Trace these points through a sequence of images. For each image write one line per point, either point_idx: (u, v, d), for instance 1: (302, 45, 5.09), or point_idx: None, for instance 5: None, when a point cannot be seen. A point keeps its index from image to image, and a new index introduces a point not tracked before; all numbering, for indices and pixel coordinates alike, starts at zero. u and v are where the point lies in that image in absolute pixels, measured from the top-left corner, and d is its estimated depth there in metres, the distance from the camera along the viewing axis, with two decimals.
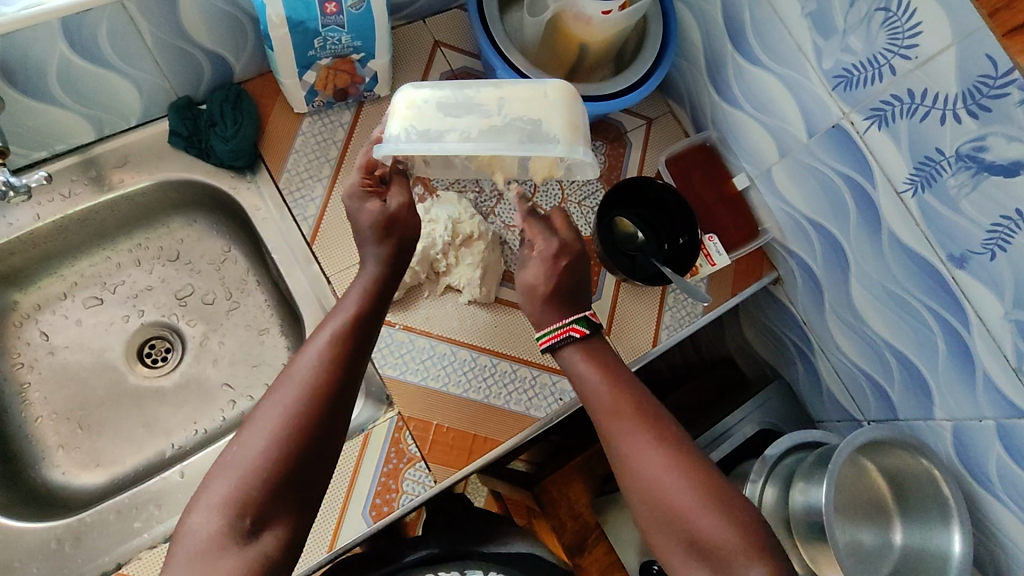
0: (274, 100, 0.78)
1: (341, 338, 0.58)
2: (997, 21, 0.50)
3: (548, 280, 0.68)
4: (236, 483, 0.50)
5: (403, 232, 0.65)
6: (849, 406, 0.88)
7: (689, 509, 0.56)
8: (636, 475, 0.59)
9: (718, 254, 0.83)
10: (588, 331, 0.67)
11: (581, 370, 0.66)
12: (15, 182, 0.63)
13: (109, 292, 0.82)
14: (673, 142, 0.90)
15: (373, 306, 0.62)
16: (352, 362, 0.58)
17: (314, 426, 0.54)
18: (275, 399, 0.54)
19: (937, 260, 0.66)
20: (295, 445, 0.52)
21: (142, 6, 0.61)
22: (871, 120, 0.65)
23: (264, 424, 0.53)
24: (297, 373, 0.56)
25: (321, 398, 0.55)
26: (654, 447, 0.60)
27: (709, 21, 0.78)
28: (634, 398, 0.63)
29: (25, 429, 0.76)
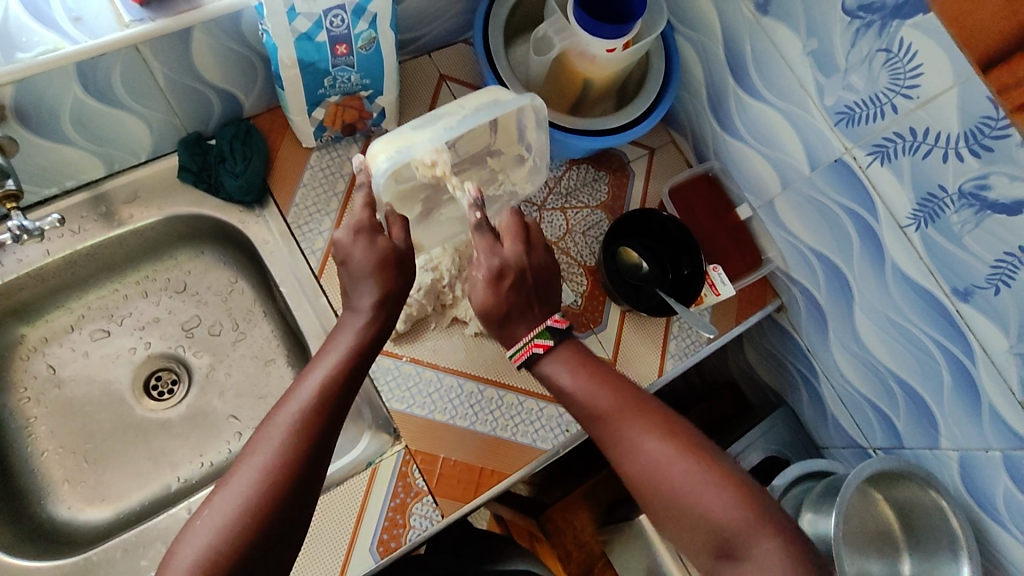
0: (283, 134, 0.79)
1: (328, 387, 0.57)
2: (1007, 99, 0.53)
3: (489, 300, 0.62)
4: (211, 542, 0.49)
5: (399, 275, 0.62)
6: (854, 434, 0.88)
7: (695, 495, 0.54)
8: (637, 476, 0.57)
9: (723, 285, 0.82)
10: (553, 342, 0.62)
11: (560, 375, 0.62)
12: (29, 227, 0.63)
13: (116, 324, 0.83)
14: (675, 171, 0.91)
15: (363, 353, 0.60)
16: (336, 412, 0.57)
17: (292, 481, 0.52)
18: (255, 456, 0.53)
19: (941, 293, 0.66)
20: (271, 502, 0.51)
21: (155, 50, 0.62)
22: (873, 156, 0.66)
23: (244, 479, 0.51)
24: (277, 428, 0.54)
25: (300, 451, 0.53)
26: (650, 437, 0.57)
27: (711, 56, 0.79)
28: (625, 393, 0.60)
29: (30, 464, 0.76)
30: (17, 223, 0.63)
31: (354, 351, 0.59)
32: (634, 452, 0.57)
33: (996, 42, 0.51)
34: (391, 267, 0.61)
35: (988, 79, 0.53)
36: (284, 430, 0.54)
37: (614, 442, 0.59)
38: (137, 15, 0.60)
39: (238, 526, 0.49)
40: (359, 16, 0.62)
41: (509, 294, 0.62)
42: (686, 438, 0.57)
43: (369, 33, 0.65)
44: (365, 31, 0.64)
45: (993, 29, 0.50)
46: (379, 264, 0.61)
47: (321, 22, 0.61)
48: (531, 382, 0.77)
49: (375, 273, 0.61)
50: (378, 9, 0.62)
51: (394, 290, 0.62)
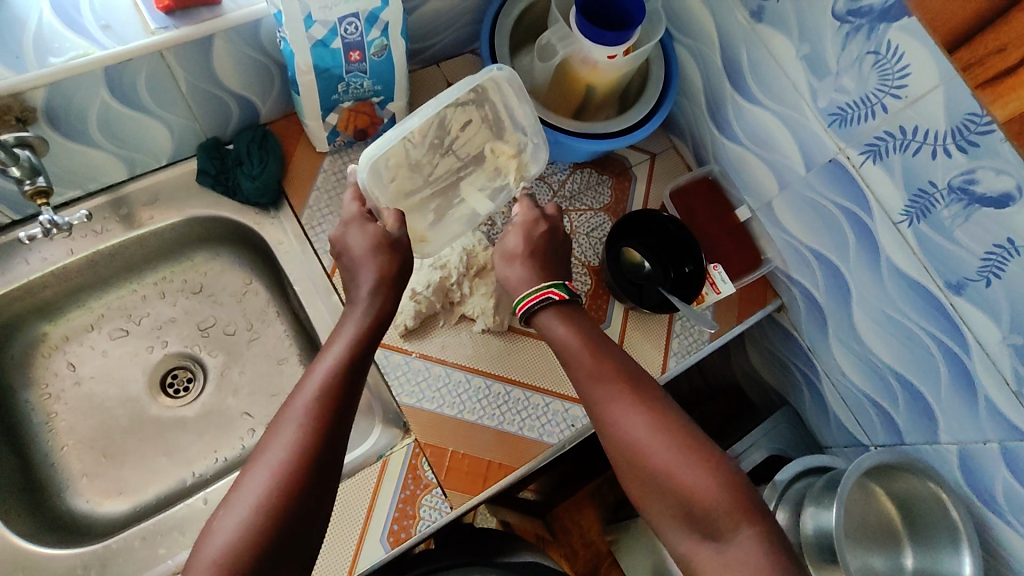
0: (297, 140, 0.82)
1: (339, 372, 0.59)
2: (970, 76, 0.56)
3: (525, 244, 0.70)
4: (238, 529, 0.50)
5: (395, 258, 0.66)
6: (855, 431, 0.90)
7: (673, 468, 0.56)
8: (619, 441, 0.59)
9: (724, 282, 0.85)
10: (567, 295, 0.66)
11: (559, 333, 0.65)
12: (58, 221, 0.66)
13: (134, 324, 0.85)
14: (676, 175, 0.94)
15: (367, 338, 0.62)
16: (348, 395, 0.59)
17: (312, 463, 0.54)
18: (274, 442, 0.54)
19: (935, 287, 0.68)
20: (293, 485, 0.52)
21: (179, 56, 0.65)
22: (866, 154, 0.68)
23: (265, 465, 0.53)
24: (292, 414, 0.56)
25: (315, 434, 0.55)
26: (636, 407, 0.60)
27: (709, 63, 0.82)
28: (618, 364, 0.63)
29: (50, 458, 0.78)
30: (48, 219, 0.66)
31: (359, 338, 0.62)
32: (618, 419, 0.60)
33: (960, 22, 0.54)
34: (387, 252, 0.66)
35: (954, 59, 0.56)
36: (300, 415, 0.56)
37: (601, 406, 0.61)
38: (163, 23, 0.63)
39: (264, 510, 0.51)
40: (372, 24, 0.66)
41: (539, 237, 0.71)
42: (671, 414, 0.60)
43: (381, 40, 0.68)
44: (378, 38, 0.67)
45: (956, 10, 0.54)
46: (376, 250, 0.65)
47: (337, 29, 0.65)
48: (537, 378, 0.79)
49: (373, 259, 0.65)
50: (390, 17, 0.66)
51: (393, 273, 0.65)
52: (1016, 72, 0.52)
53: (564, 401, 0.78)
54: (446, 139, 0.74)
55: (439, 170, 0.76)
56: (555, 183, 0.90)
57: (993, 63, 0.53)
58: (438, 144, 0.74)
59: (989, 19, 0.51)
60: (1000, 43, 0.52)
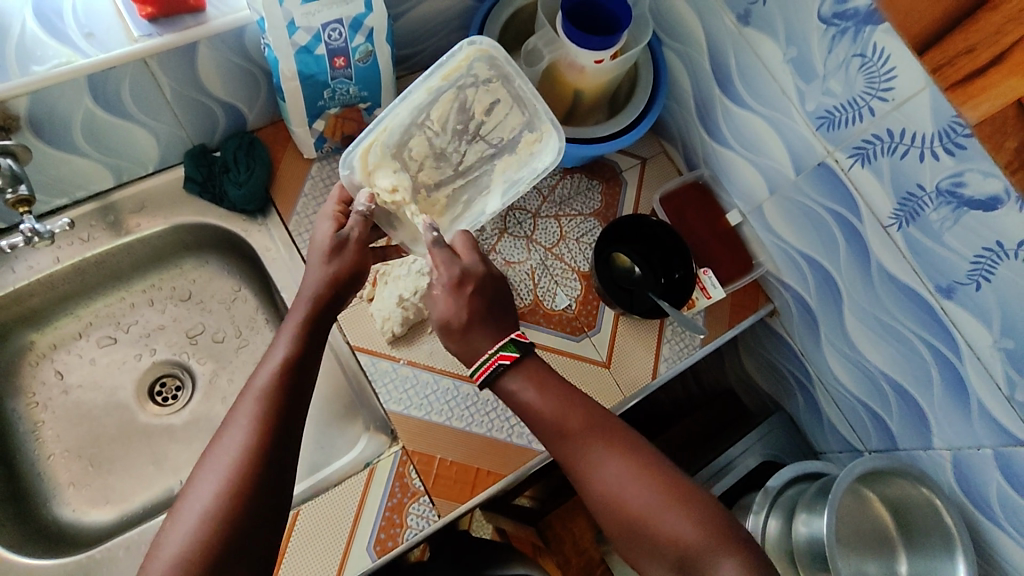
0: (285, 146, 0.82)
1: (281, 372, 0.58)
2: (941, 76, 0.56)
3: (458, 312, 0.64)
4: (185, 539, 0.50)
5: (349, 260, 0.66)
6: (849, 437, 0.89)
7: (655, 516, 0.57)
8: (598, 494, 0.59)
9: (714, 287, 0.85)
10: (518, 354, 0.64)
11: (526, 398, 0.63)
12: (41, 229, 0.66)
13: (122, 332, 0.85)
14: (667, 180, 0.93)
15: (308, 334, 0.61)
16: (294, 395, 0.58)
17: (259, 468, 0.53)
18: (220, 449, 0.54)
19: (926, 291, 0.68)
20: (239, 491, 0.52)
21: (163, 64, 0.65)
22: (854, 158, 0.68)
23: (210, 474, 0.53)
24: (236, 420, 0.55)
25: (261, 439, 0.54)
26: (610, 457, 0.60)
27: (698, 67, 0.82)
28: (585, 413, 0.63)
29: (36, 467, 0.78)
30: (30, 227, 0.66)
31: (300, 335, 0.61)
32: (594, 471, 0.60)
33: (929, 23, 0.54)
34: (340, 253, 0.66)
35: (925, 60, 0.57)
36: (244, 420, 0.55)
37: (574, 461, 0.61)
38: (146, 30, 0.63)
39: (211, 518, 0.51)
40: (356, 30, 0.65)
41: (472, 300, 0.65)
42: (646, 460, 0.60)
43: (366, 47, 0.68)
44: (362, 44, 0.67)
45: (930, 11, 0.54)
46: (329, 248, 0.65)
47: (320, 36, 0.64)
48: None
49: (322, 262, 0.65)
50: (374, 23, 0.66)
51: (345, 276, 0.65)
52: (984, 73, 0.52)
53: None
54: (472, 126, 0.73)
55: (471, 158, 0.74)
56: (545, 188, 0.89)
57: (962, 64, 0.54)
58: (463, 131, 0.73)
59: (959, 20, 0.52)
60: (968, 44, 0.52)
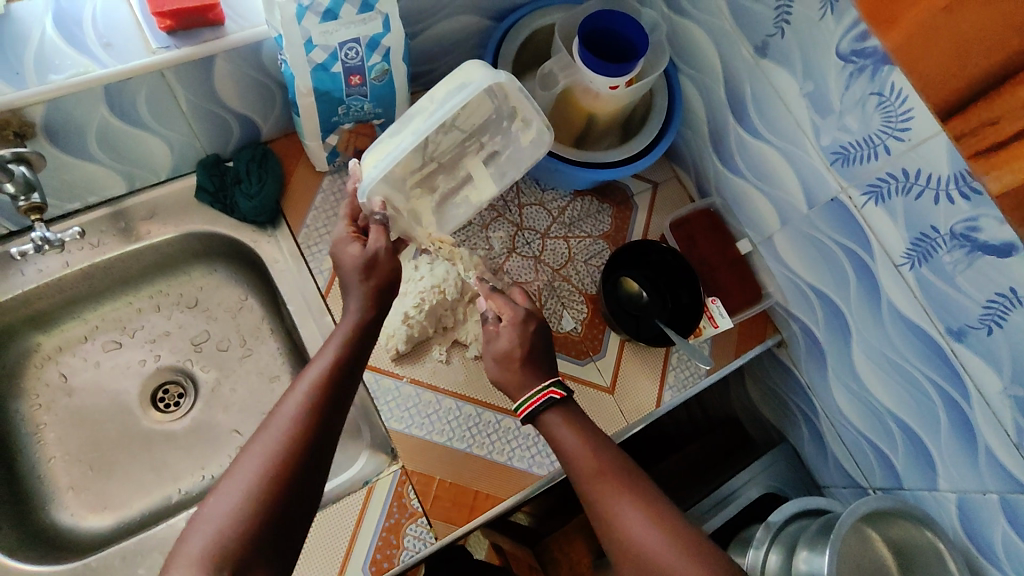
0: (297, 158, 0.83)
1: (331, 373, 0.59)
2: (965, 145, 0.43)
3: (522, 344, 0.69)
4: (227, 519, 0.50)
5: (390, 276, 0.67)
6: (853, 473, 0.88)
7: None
8: (626, 544, 0.59)
9: (722, 317, 0.83)
10: (566, 393, 0.68)
11: (567, 441, 0.64)
12: (51, 238, 0.66)
13: (128, 336, 0.85)
14: (678, 205, 0.93)
15: (355, 345, 0.63)
16: (341, 394, 0.59)
17: (300, 464, 0.54)
18: (266, 434, 0.55)
19: (936, 333, 0.67)
20: (274, 492, 0.52)
21: (180, 76, 0.65)
22: (868, 195, 0.67)
23: (256, 456, 0.53)
24: (284, 411, 0.56)
25: (309, 434, 0.56)
26: (641, 512, 0.60)
27: (713, 97, 0.82)
28: (618, 464, 0.63)
29: (37, 469, 0.78)
30: (39, 236, 0.66)
31: (349, 340, 0.63)
32: (624, 523, 0.60)
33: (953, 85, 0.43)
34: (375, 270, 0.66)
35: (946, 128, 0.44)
36: (294, 407, 0.57)
37: (605, 513, 0.61)
38: (164, 42, 0.63)
39: (254, 504, 0.51)
40: (373, 49, 0.66)
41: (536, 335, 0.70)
42: (676, 523, 0.59)
43: (382, 66, 0.68)
44: (379, 63, 0.67)
45: (947, 69, 0.43)
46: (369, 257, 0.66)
47: (337, 54, 0.64)
48: None
49: (364, 276, 0.65)
50: (391, 43, 0.66)
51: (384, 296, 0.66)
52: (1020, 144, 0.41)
53: None
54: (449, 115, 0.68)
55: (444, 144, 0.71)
56: (555, 210, 0.89)
57: (981, 138, 0.42)
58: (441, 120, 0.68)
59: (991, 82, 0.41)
60: (991, 115, 0.42)
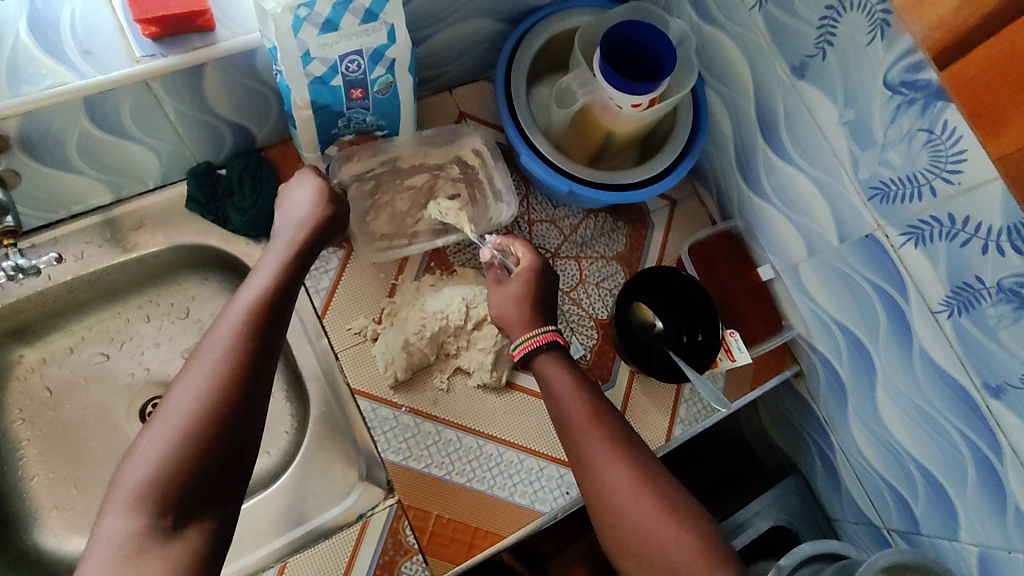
0: (294, 167, 0.78)
1: (265, 295, 0.57)
2: None
3: (526, 279, 0.70)
4: (165, 450, 0.47)
5: (331, 214, 0.67)
6: (869, 511, 0.84)
7: (647, 526, 0.56)
8: (601, 493, 0.58)
9: (739, 351, 0.77)
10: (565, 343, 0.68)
11: (556, 384, 0.64)
12: (25, 265, 0.61)
13: (116, 348, 0.81)
14: (696, 225, 0.88)
15: (289, 272, 0.61)
16: (278, 315, 0.57)
17: (241, 387, 0.51)
18: (196, 364, 0.52)
19: (972, 386, 0.62)
20: (214, 418, 0.49)
21: (167, 85, 0.60)
22: (906, 236, 0.62)
23: (190, 384, 0.50)
24: (218, 338, 0.53)
25: (248, 356, 0.53)
26: (618, 459, 0.59)
27: (743, 116, 0.76)
28: (604, 411, 0.63)
29: (20, 488, 0.75)
30: (12, 264, 0.61)
31: (284, 268, 0.61)
32: (600, 469, 0.59)
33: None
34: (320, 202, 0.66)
35: None
36: (227, 335, 0.53)
37: (585, 457, 0.60)
38: (150, 50, 0.58)
39: (191, 432, 0.48)
40: (376, 62, 0.60)
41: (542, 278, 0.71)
42: (650, 468, 0.59)
43: (386, 78, 0.63)
44: (382, 75, 0.62)
45: None
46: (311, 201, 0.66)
47: (337, 67, 0.59)
48: (532, 439, 0.75)
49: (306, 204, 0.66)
50: (396, 54, 0.60)
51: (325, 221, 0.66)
52: None
53: (559, 466, 0.74)
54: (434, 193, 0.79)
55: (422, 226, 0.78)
56: (567, 227, 0.84)
57: None
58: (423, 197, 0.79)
59: None
60: None
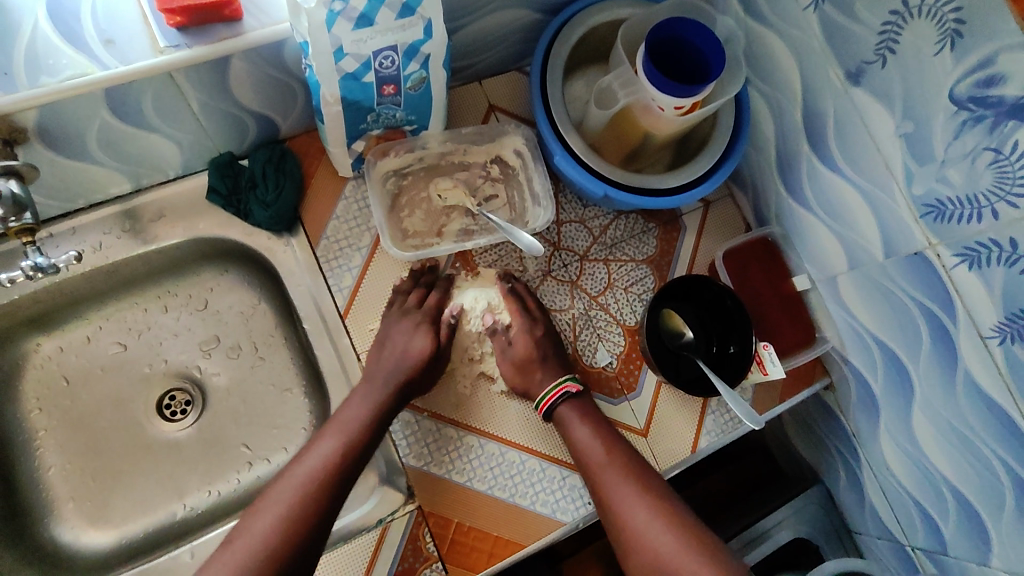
0: (318, 159, 0.76)
1: (359, 430, 0.65)
2: None
3: (530, 347, 0.72)
4: (255, 546, 0.58)
5: (428, 364, 0.70)
6: (893, 527, 0.82)
7: (668, 553, 0.62)
8: (626, 529, 0.65)
9: (773, 364, 0.76)
10: (580, 388, 0.72)
11: (580, 435, 0.69)
12: (43, 264, 0.59)
13: (133, 339, 0.80)
14: (730, 229, 0.85)
15: (392, 397, 0.68)
16: (361, 462, 0.65)
17: (318, 517, 0.60)
18: (289, 477, 0.62)
19: (1019, 416, 0.59)
20: (298, 530, 0.59)
21: (191, 77, 0.57)
22: (960, 257, 0.59)
23: (281, 496, 0.61)
24: (308, 462, 0.63)
25: (313, 503, 0.60)
26: (640, 502, 0.65)
27: (788, 121, 0.73)
28: (626, 458, 0.68)
29: (37, 480, 0.74)
30: (29, 264, 0.58)
31: (388, 387, 0.68)
32: (625, 510, 0.65)
33: None
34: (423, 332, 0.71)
35: None
36: (320, 455, 0.64)
37: (605, 499, 0.67)
38: (174, 41, 0.55)
39: (280, 533, 0.58)
40: (411, 57, 0.57)
41: (542, 336, 0.74)
42: (673, 509, 0.65)
43: (419, 74, 0.60)
44: (416, 71, 0.59)
45: None
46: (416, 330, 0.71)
47: (371, 63, 0.56)
48: (556, 447, 0.73)
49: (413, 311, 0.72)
50: (432, 50, 0.57)
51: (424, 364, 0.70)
52: None
53: None
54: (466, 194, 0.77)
55: (451, 227, 0.76)
56: (596, 228, 0.81)
57: None
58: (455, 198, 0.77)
59: None
60: None
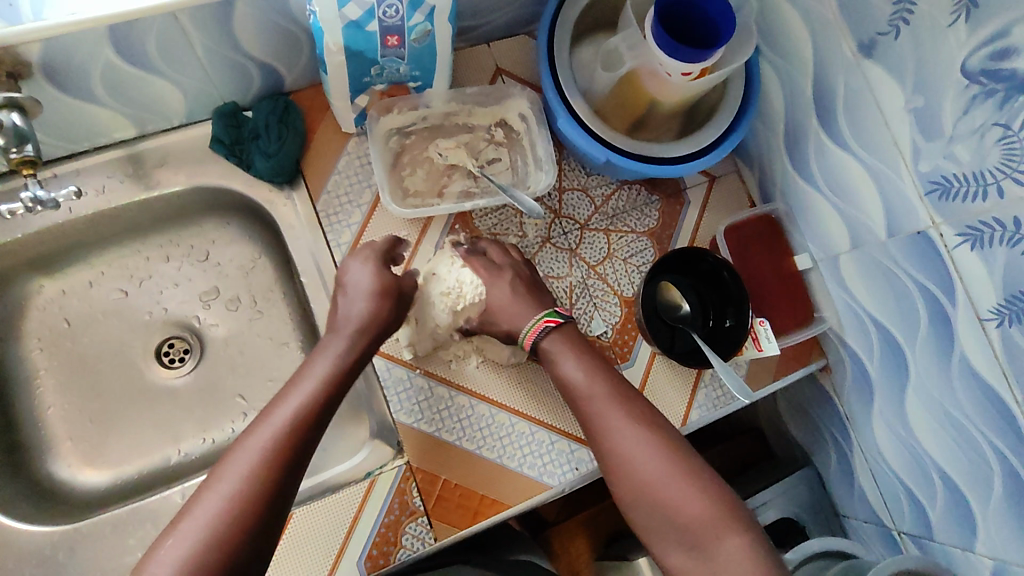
0: (322, 114, 0.76)
1: (323, 390, 0.60)
2: None
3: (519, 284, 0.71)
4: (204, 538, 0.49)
5: (388, 315, 0.67)
6: (880, 511, 0.82)
7: (658, 479, 0.60)
8: (614, 456, 0.63)
9: (767, 340, 0.75)
10: (562, 320, 0.70)
11: (565, 362, 0.67)
12: (43, 198, 0.60)
13: (134, 286, 0.81)
14: (734, 205, 0.84)
15: (354, 360, 0.64)
16: (324, 419, 0.59)
17: (278, 482, 0.53)
18: (247, 444, 0.55)
19: (1011, 399, 0.58)
20: (261, 491, 0.52)
21: (195, 19, 0.57)
22: (963, 237, 0.58)
23: (238, 465, 0.53)
24: (272, 421, 0.56)
25: (280, 468, 0.54)
26: (630, 425, 0.63)
27: (798, 94, 0.72)
28: (611, 382, 0.66)
29: (35, 418, 0.76)
30: (30, 196, 0.59)
31: (349, 349, 0.64)
32: (613, 435, 0.63)
33: None
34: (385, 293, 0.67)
35: None
36: (281, 418, 0.57)
37: (596, 425, 0.65)
38: None
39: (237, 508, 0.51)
40: (416, 8, 0.57)
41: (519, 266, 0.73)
42: (664, 432, 0.63)
43: (424, 27, 0.59)
44: (421, 23, 0.59)
45: None
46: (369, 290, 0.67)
47: (374, 11, 0.56)
48: (545, 412, 0.74)
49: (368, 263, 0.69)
50: (437, 1, 0.56)
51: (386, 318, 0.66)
52: None
53: (571, 441, 0.73)
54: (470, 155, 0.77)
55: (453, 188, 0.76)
56: (599, 198, 0.81)
57: None
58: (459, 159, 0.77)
59: None
60: None
